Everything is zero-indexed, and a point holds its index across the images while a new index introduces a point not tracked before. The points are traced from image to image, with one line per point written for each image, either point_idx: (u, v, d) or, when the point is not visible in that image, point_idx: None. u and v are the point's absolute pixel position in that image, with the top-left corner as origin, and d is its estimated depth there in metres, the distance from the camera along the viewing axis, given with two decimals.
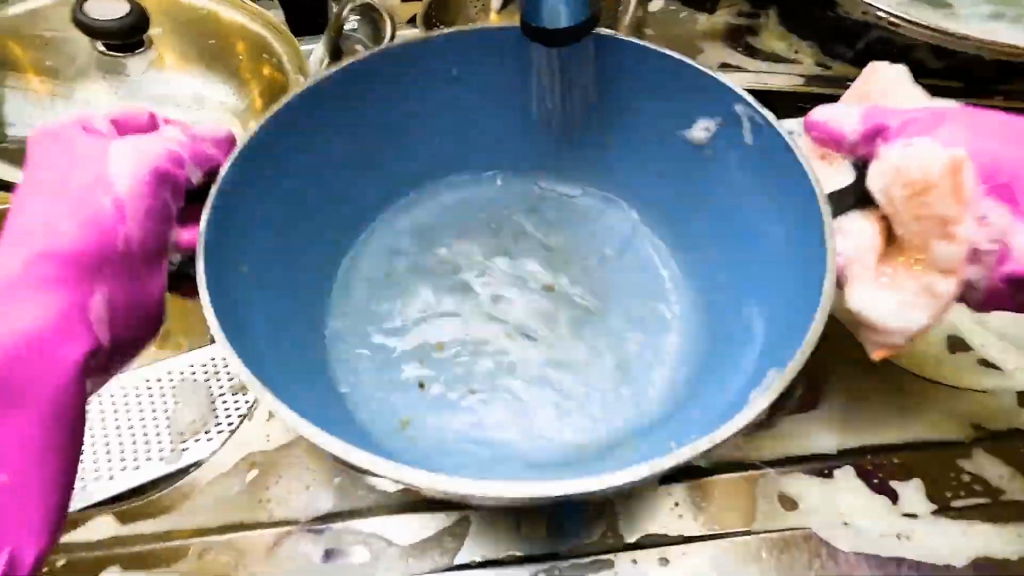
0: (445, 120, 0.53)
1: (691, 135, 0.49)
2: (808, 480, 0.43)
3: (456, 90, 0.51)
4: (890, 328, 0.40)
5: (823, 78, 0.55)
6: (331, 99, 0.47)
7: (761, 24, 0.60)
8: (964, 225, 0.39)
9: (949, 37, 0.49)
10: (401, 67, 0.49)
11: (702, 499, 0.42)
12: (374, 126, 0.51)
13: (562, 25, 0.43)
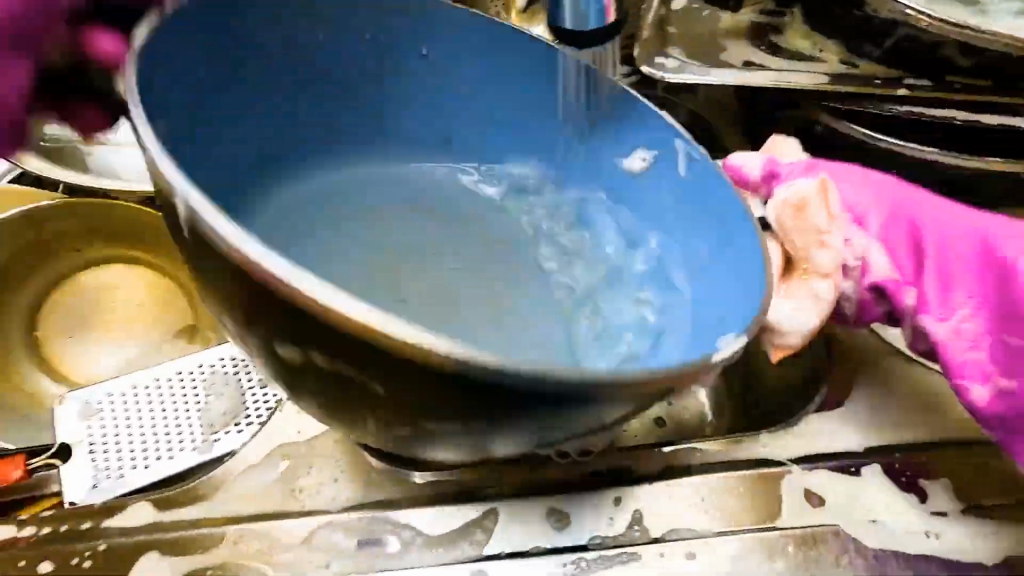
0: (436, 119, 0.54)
1: (628, 163, 0.49)
2: (834, 477, 0.43)
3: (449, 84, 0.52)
4: (787, 330, 0.41)
5: (847, 78, 0.54)
6: (331, 100, 0.51)
7: (785, 23, 0.60)
8: (833, 237, 0.41)
9: (979, 34, 0.49)
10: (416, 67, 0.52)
11: (727, 494, 0.43)
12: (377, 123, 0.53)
13: (588, 27, 0.48)
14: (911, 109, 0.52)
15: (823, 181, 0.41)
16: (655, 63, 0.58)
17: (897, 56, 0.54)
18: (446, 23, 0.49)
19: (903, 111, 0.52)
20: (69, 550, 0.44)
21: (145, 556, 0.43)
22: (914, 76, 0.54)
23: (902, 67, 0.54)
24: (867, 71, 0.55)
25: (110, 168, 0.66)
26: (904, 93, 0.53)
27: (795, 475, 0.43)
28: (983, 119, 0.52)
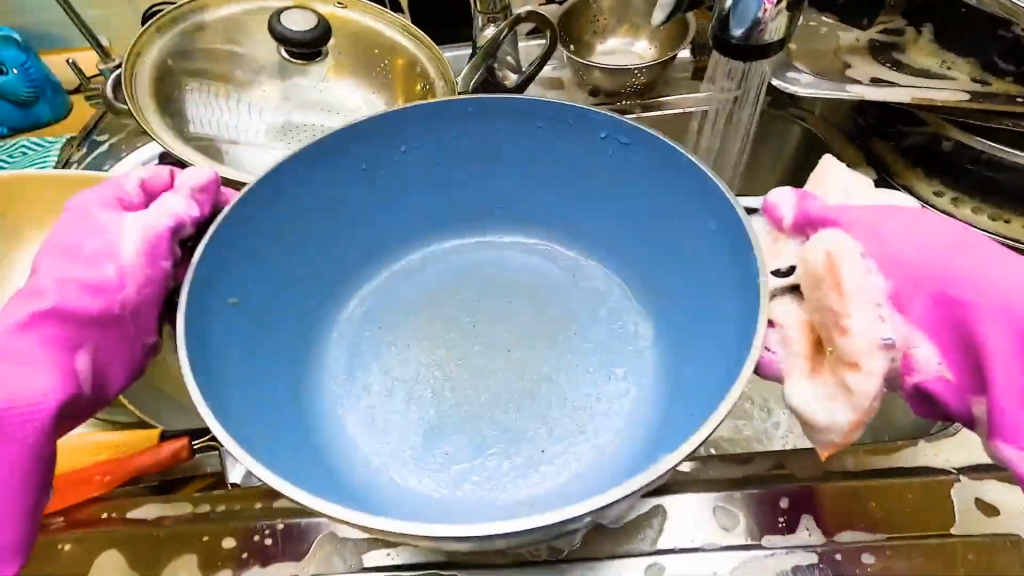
0: (553, 159, 0.53)
1: (670, 243, 0.49)
2: (1006, 487, 0.41)
3: (537, 130, 0.52)
4: (816, 421, 0.37)
5: (984, 94, 0.55)
6: (474, 124, 0.52)
7: (909, 41, 0.61)
8: (853, 319, 0.36)
9: None
10: (517, 151, 0.53)
11: (902, 503, 0.41)
12: (485, 130, 0.52)
13: (756, 40, 0.46)
14: None
15: (834, 251, 0.38)
16: (788, 77, 0.61)
17: None
18: (532, 110, 0.51)
19: None
20: (249, 527, 0.46)
21: (326, 539, 0.45)
22: None
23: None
24: (1000, 89, 0.56)
25: (248, 165, 0.66)
26: None
27: (856, 485, 0.42)
28: None
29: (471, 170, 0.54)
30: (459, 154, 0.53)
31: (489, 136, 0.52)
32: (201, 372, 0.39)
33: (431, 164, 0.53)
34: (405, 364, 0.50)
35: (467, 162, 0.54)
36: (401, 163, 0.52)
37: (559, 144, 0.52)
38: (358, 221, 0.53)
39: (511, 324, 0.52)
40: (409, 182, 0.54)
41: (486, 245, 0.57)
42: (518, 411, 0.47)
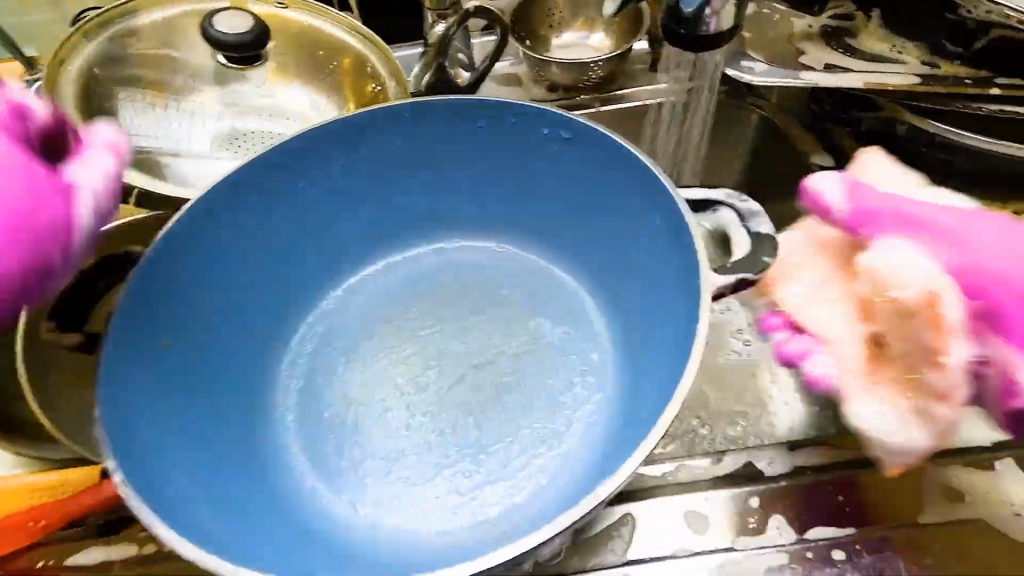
0: (503, 158, 0.51)
1: (628, 241, 0.48)
2: (969, 471, 0.41)
3: (483, 132, 0.50)
4: (886, 443, 0.38)
5: (934, 76, 0.55)
6: (423, 127, 0.50)
7: (858, 26, 0.61)
8: (955, 356, 0.36)
9: None
10: (467, 155, 0.51)
11: (872, 492, 0.40)
12: (432, 131, 0.50)
13: (704, 29, 0.45)
14: (1000, 108, 0.52)
15: (937, 289, 0.36)
16: (742, 67, 0.60)
17: (986, 56, 0.54)
18: (479, 109, 0.48)
19: (992, 108, 0.52)
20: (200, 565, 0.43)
21: None
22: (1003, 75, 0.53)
23: (991, 67, 0.54)
24: (949, 71, 0.56)
25: (191, 176, 0.62)
26: (997, 92, 0.52)
27: (827, 479, 0.41)
28: None
29: (420, 173, 0.52)
30: (409, 159, 0.51)
31: (438, 137, 0.50)
32: (119, 421, 0.36)
33: (375, 171, 0.51)
34: (361, 384, 0.48)
35: (418, 166, 0.51)
36: (342, 171, 0.50)
37: (507, 143, 0.50)
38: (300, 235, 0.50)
39: (468, 334, 0.50)
40: (357, 189, 0.51)
41: (443, 252, 0.55)
42: (478, 424, 0.46)
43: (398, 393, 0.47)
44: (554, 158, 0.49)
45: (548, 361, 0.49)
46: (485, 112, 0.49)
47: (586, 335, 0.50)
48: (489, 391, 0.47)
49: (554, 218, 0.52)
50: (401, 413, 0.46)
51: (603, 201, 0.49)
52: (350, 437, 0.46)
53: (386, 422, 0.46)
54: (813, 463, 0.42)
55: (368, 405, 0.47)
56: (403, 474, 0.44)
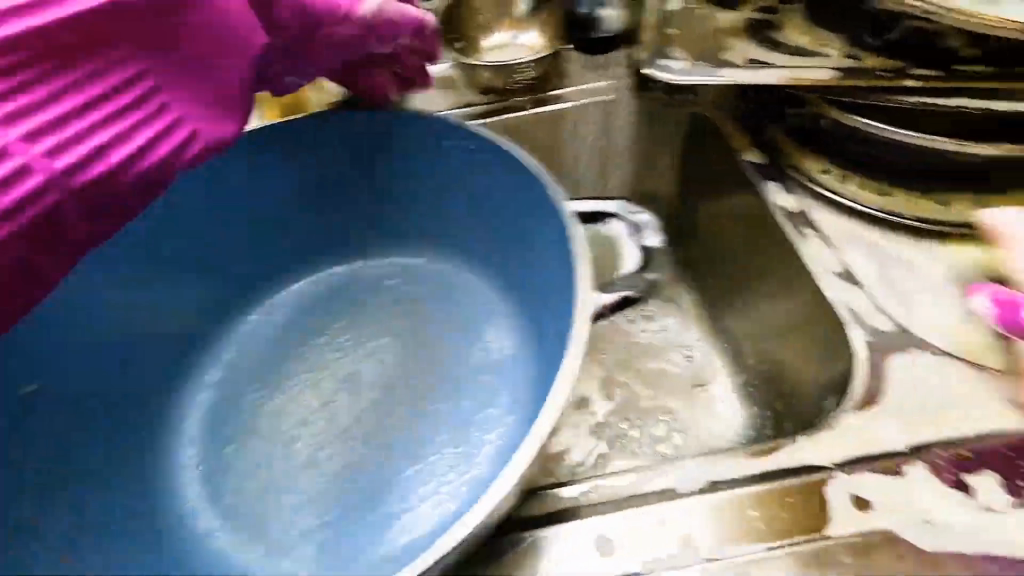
0: (421, 176, 0.53)
1: (533, 257, 0.49)
2: (879, 479, 0.40)
3: (400, 154, 0.52)
4: None
5: (856, 68, 0.53)
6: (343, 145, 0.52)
7: (781, 20, 0.61)
8: None
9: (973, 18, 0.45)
10: (388, 169, 0.53)
11: (778, 504, 0.39)
12: (351, 149, 0.52)
13: None
14: (924, 100, 0.50)
15: None
16: (660, 66, 0.57)
17: (902, 48, 0.53)
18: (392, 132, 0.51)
19: (917, 101, 0.50)
20: None
21: None
22: (921, 66, 0.52)
23: (910, 57, 0.53)
24: (875, 63, 0.53)
25: None
26: (913, 84, 0.51)
27: (736, 491, 0.40)
28: (994, 104, 0.49)
29: (343, 193, 0.54)
30: (332, 179, 0.54)
31: (357, 155, 0.52)
32: None
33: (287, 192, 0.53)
34: (274, 412, 0.48)
35: (340, 185, 0.54)
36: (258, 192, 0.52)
37: (424, 162, 0.52)
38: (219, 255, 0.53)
39: (383, 357, 0.51)
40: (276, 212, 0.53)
41: (372, 265, 0.57)
42: (385, 450, 0.46)
43: (310, 419, 0.48)
44: (467, 176, 0.51)
45: (461, 382, 0.49)
46: (400, 129, 0.51)
47: (500, 353, 0.50)
48: (400, 416, 0.47)
49: (472, 231, 0.54)
50: (312, 440, 0.47)
51: (513, 218, 0.50)
52: (259, 467, 0.46)
53: (293, 451, 0.46)
54: (719, 475, 0.41)
55: (280, 435, 0.47)
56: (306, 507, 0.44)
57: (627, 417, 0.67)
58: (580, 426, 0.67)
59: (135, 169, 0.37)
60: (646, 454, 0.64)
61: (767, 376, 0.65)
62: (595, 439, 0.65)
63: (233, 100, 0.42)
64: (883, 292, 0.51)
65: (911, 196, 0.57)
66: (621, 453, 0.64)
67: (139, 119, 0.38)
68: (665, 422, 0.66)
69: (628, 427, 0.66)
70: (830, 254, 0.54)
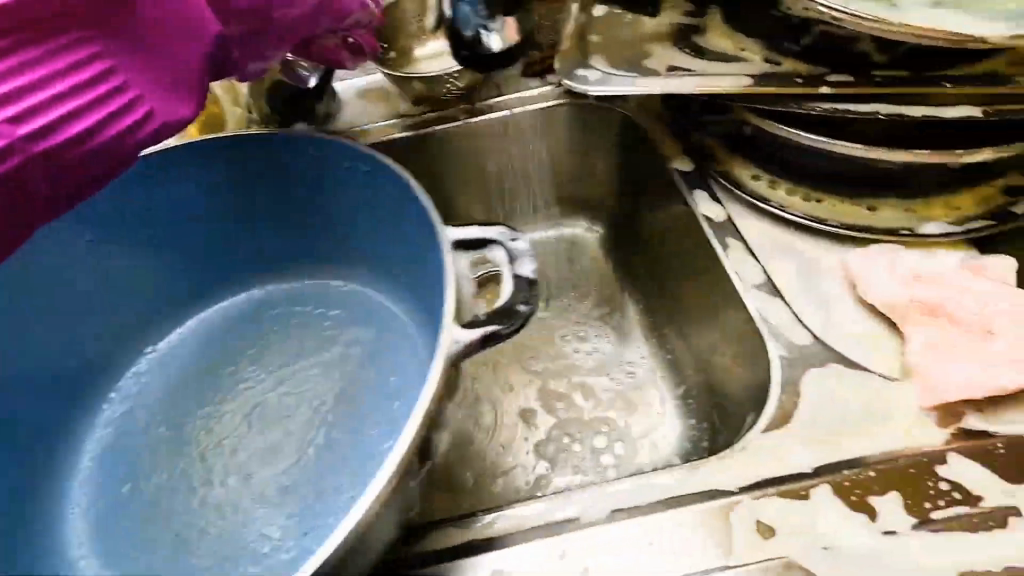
0: (321, 193, 0.48)
1: (433, 285, 0.45)
2: (782, 503, 0.39)
3: (296, 169, 0.47)
4: None
5: (771, 74, 0.52)
6: (236, 158, 0.47)
7: (705, 24, 0.59)
8: None
9: (878, 23, 0.44)
10: (290, 185, 0.49)
11: (678, 532, 0.38)
12: (248, 165, 0.48)
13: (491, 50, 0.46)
14: (832, 105, 0.50)
15: None
16: (576, 76, 0.56)
17: (816, 52, 0.52)
18: (281, 147, 0.46)
19: (824, 107, 0.50)
20: None
21: None
22: (836, 71, 0.51)
23: (826, 62, 0.51)
24: (791, 68, 0.52)
25: None
26: (827, 91, 0.50)
27: (638, 519, 0.39)
28: (905, 109, 0.48)
29: (247, 211, 0.50)
30: (235, 196, 0.49)
31: (254, 170, 0.48)
32: None
33: (184, 215, 0.49)
34: (181, 447, 0.47)
35: (245, 204, 0.50)
36: (156, 214, 0.48)
37: (321, 178, 0.47)
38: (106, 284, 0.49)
39: (290, 387, 0.49)
40: (179, 235, 0.50)
41: (288, 292, 0.54)
42: (289, 489, 0.44)
43: (218, 454, 0.47)
44: (365, 194, 0.46)
45: (370, 414, 0.47)
46: (288, 144, 0.46)
47: (413, 381, 0.48)
48: (306, 451, 0.46)
49: (382, 251, 0.50)
50: (217, 476, 0.46)
51: (413, 241, 0.45)
52: (161, 507, 0.45)
53: (197, 489, 0.45)
54: (628, 504, 0.40)
55: (184, 471, 0.46)
56: (204, 550, 0.43)
57: (568, 432, 0.66)
58: (526, 439, 0.66)
59: (88, 144, 0.35)
60: (587, 469, 0.63)
61: (704, 387, 0.64)
62: (536, 455, 0.65)
63: (190, 81, 0.38)
64: (802, 301, 0.50)
65: (840, 201, 0.56)
66: (562, 469, 0.63)
67: (90, 89, 0.35)
68: (605, 433, 0.66)
69: (569, 441, 0.65)
70: (753, 266, 0.53)
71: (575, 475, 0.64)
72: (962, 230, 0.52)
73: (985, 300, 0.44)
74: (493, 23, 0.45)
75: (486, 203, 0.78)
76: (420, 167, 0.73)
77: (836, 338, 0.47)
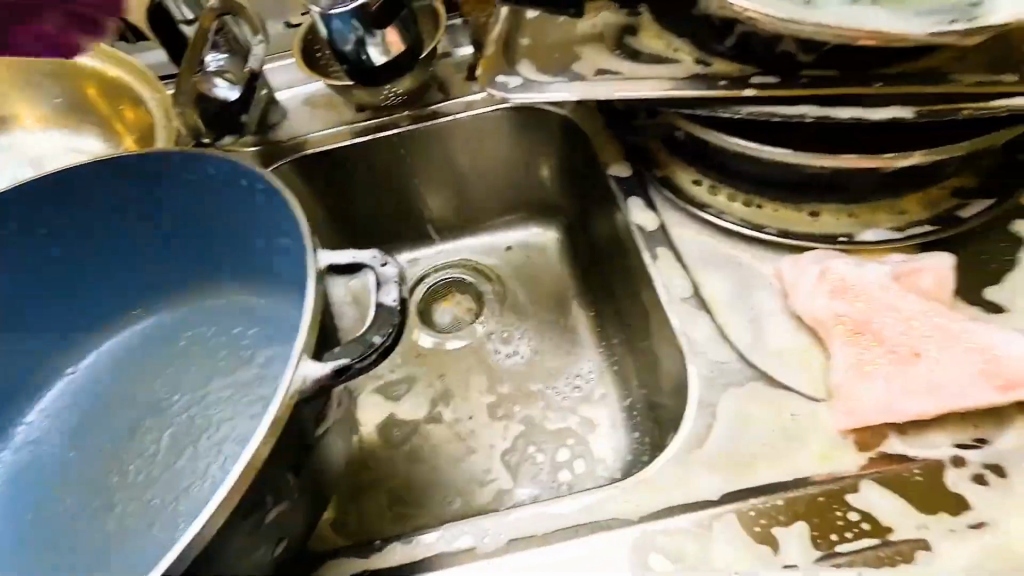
0: (224, 211, 0.47)
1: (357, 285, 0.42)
2: (683, 532, 0.37)
3: (198, 188, 0.46)
4: None
5: (699, 76, 0.50)
6: (136, 178, 0.46)
7: (640, 24, 0.57)
8: None
9: (793, 24, 0.42)
10: (194, 202, 0.47)
11: (577, 564, 0.37)
12: (149, 185, 0.46)
13: (378, 65, 0.50)
14: (757, 109, 0.47)
15: None
16: (498, 83, 0.54)
17: (747, 52, 0.49)
18: (178, 166, 0.45)
19: (750, 111, 0.47)
20: None
21: None
22: (765, 72, 0.48)
23: (756, 63, 0.49)
24: (720, 70, 0.50)
25: None
26: (752, 94, 0.47)
27: (539, 548, 0.38)
28: (834, 111, 0.46)
29: (159, 231, 0.50)
30: (142, 216, 0.48)
31: (157, 189, 0.47)
32: None
33: (94, 236, 0.49)
34: (93, 470, 0.47)
35: (156, 224, 0.49)
36: (63, 236, 0.48)
37: (222, 196, 0.46)
38: (12, 300, 0.48)
39: (199, 408, 0.48)
40: (92, 253, 0.49)
41: (204, 308, 0.53)
42: (196, 512, 0.44)
43: (130, 477, 0.46)
44: (263, 210, 0.45)
45: None
46: (184, 164, 0.45)
47: None
48: (217, 472, 0.45)
49: (292, 269, 0.48)
50: (128, 499, 0.45)
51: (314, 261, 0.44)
52: (70, 529, 0.44)
53: (108, 511, 0.45)
54: (544, 529, 0.38)
55: (95, 494, 0.46)
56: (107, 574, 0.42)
57: (534, 441, 0.65)
58: (496, 446, 0.65)
59: None
60: (542, 483, 0.62)
61: (650, 399, 0.62)
62: (495, 465, 0.64)
63: None
64: (731, 313, 0.48)
65: (780, 206, 0.53)
66: (523, 481, 0.62)
67: None
68: (570, 447, 0.64)
69: (534, 451, 0.64)
70: (684, 278, 0.51)
71: (530, 487, 0.63)
72: (903, 237, 0.49)
73: (910, 318, 0.42)
74: (372, 36, 0.49)
75: (435, 208, 0.76)
76: (364, 175, 0.71)
77: (765, 356, 0.45)
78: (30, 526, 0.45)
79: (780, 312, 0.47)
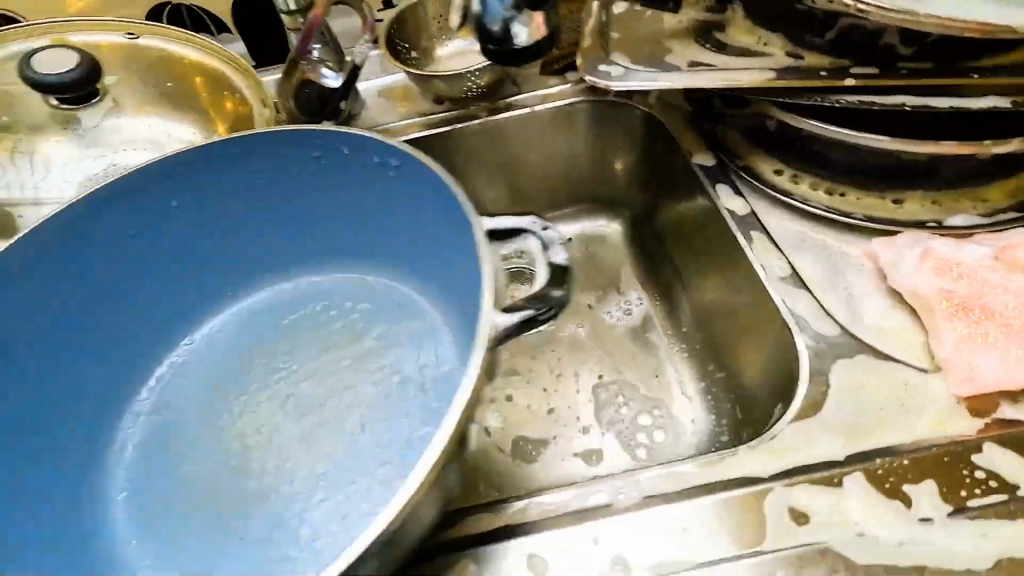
0: (348, 186, 0.50)
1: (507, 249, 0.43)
2: (817, 491, 0.39)
3: (325, 164, 0.48)
4: None
5: (796, 68, 0.52)
6: (269, 154, 0.48)
7: (727, 20, 0.60)
8: None
9: (908, 18, 0.44)
10: (319, 178, 0.50)
11: (716, 521, 0.39)
12: (279, 161, 0.48)
13: (524, 44, 0.51)
14: (857, 98, 0.50)
15: None
16: (599, 72, 0.56)
17: (844, 45, 0.52)
18: (311, 143, 0.47)
19: (848, 100, 0.50)
20: None
21: None
22: (862, 65, 0.51)
23: (851, 56, 0.52)
24: (815, 63, 0.52)
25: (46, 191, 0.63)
26: (852, 84, 0.50)
27: (677, 504, 0.40)
28: (933, 101, 0.48)
29: (280, 207, 0.52)
30: (266, 192, 0.51)
31: (285, 166, 0.49)
32: None
33: (220, 212, 0.51)
34: (223, 433, 0.48)
35: (278, 201, 0.51)
36: (193, 211, 0.50)
37: (349, 171, 0.48)
38: (141, 271, 0.50)
39: (321, 375, 0.50)
40: (217, 229, 0.52)
41: (316, 282, 0.55)
42: (333, 468, 0.46)
43: (262, 440, 0.48)
44: (390, 185, 0.47)
45: (402, 392, 0.48)
46: (316, 141, 0.46)
47: (446, 362, 0.49)
48: (349, 431, 0.47)
49: (408, 240, 0.51)
50: (264, 459, 0.47)
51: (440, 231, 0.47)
52: (208, 489, 0.46)
53: (245, 471, 0.46)
54: (680, 486, 0.40)
55: (229, 456, 0.47)
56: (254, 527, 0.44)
57: (624, 391, 0.68)
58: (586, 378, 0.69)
59: None
60: (620, 434, 0.65)
61: (728, 379, 0.64)
62: (589, 399, 0.67)
63: None
64: (827, 293, 0.50)
65: (864, 195, 0.55)
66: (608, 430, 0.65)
67: None
68: (653, 415, 0.66)
69: (621, 401, 0.67)
70: (781, 261, 0.53)
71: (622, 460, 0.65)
72: (989, 223, 0.52)
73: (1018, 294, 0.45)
74: (522, 16, 0.50)
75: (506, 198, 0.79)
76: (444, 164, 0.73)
77: (869, 332, 0.47)
78: (167, 487, 0.46)
79: (874, 291, 0.50)
